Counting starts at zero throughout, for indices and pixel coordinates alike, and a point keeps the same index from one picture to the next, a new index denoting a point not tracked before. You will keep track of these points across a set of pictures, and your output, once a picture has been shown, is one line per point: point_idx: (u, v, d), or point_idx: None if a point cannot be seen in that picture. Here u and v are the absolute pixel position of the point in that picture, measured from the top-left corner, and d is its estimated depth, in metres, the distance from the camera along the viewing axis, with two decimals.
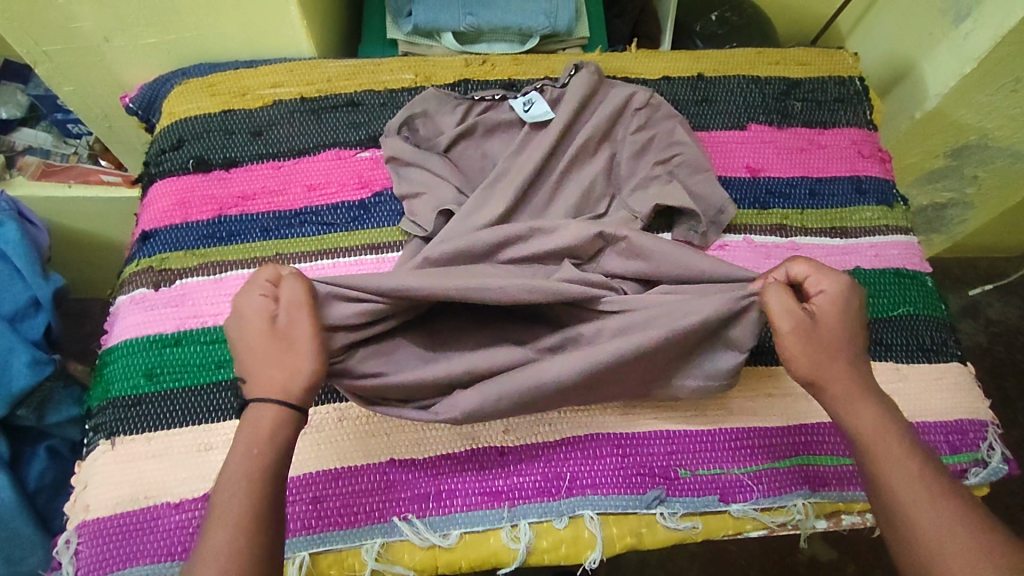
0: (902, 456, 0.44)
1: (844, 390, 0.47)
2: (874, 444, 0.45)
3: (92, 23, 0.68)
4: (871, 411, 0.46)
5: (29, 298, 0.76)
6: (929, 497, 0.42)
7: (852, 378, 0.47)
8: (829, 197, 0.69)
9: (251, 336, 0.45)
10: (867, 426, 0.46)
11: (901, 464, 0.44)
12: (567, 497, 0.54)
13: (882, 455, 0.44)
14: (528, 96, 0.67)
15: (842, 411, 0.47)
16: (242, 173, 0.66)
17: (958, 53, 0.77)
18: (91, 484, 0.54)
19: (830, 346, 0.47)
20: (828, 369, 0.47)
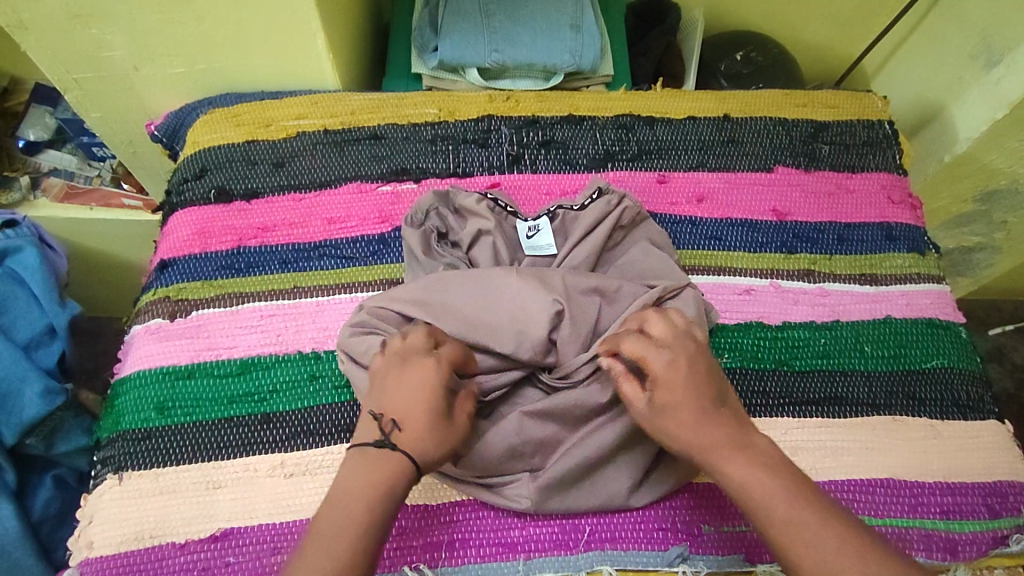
0: (777, 505, 0.43)
1: (701, 446, 0.45)
2: (750, 496, 0.44)
3: (122, 53, 0.69)
4: (743, 459, 0.45)
5: (46, 325, 0.76)
6: (808, 542, 0.41)
7: (693, 424, 0.46)
8: (858, 243, 0.68)
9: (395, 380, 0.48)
10: (740, 482, 0.44)
11: (774, 513, 0.43)
12: (586, 551, 0.52)
13: (760, 505, 0.43)
14: (536, 221, 0.63)
15: (710, 468, 0.45)
16: (263, 204, 0.66)
17: (989, 98, 0.76)
18: (95, 520, 0.52)
19: (680, 412, 0.46)
20: (676, 429, 0.46)
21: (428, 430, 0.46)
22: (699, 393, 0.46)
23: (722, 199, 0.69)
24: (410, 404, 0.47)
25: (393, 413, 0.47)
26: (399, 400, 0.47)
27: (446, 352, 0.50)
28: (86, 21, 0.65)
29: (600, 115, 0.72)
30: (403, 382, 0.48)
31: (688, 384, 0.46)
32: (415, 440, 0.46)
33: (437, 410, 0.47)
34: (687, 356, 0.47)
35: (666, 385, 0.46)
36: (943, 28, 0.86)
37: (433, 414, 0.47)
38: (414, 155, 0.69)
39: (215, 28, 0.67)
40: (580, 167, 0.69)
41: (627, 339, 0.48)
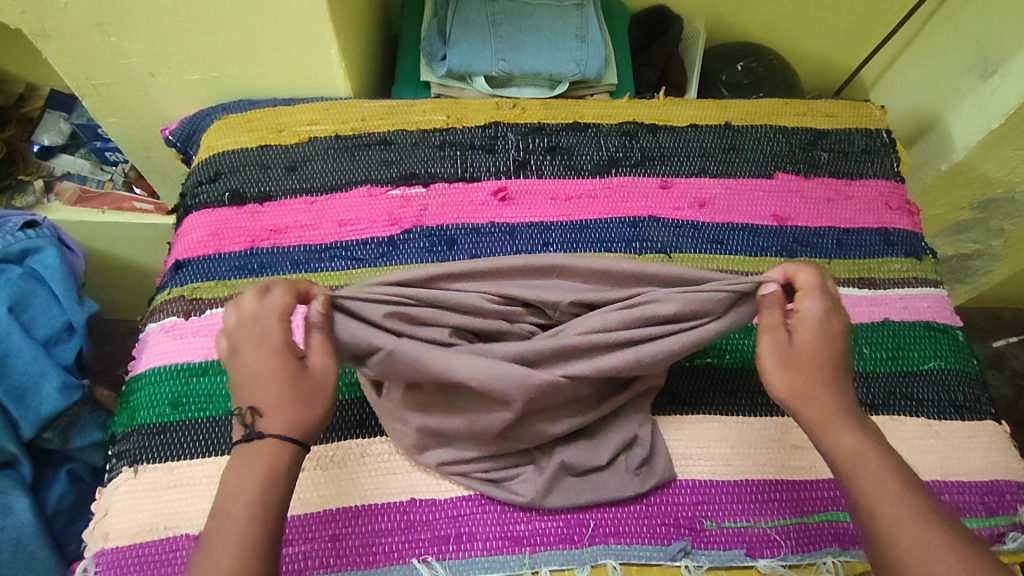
0: (886, 482, 0.44)
1: (822, 411, 0.47)
2: (857, 468, 0.45)
3: (139, 60, 0.71)
4: (853, 433, 0.46)
5: (65, 322, 0.77)
6: (911, 523, 0.42)
7: (821, 377, 0.47)
8: (857, 247, 0.69)
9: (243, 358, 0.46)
10: (848, 453, 0.46)
11: (880, 490, 0.44)
12: (590, 545, 0.53)
13: (861, 476, 0.45)
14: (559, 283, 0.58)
15: (819, 436, 0.47)
16: (275, 207, 0.68)
17: (985, 109, 0.77)
18: (111, 511, 0.54)
19: (812, 365, 0.48)
20: (808, 386, 0.47)
21: (285, 407, 0.44)
22: (833, 352, 0.48)
23: (723, 204, 0.70)
24: (259, 382, 0.45)
25: (249, 396, 0.45)
26: (247, 380, 0.45)
27: (273, 304, 0.47)
28: (107, 29, 0.67)
29: (604, 123, 0.74)
30: (244, 360, 0.46)
31: (831, 341, 0.48)
32: (278, 414, 0.44)
33: (282, 374, 0.45)
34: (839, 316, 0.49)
35: (811, 329, 0.48)
36: (940, 41, 0.88)
37: (282, 376, 0.45)
38: (423, 160, 0.71)
39: (231, 36, 0.69)
40: (584, 173, 0.71)
41: (805, 271, 0.49)
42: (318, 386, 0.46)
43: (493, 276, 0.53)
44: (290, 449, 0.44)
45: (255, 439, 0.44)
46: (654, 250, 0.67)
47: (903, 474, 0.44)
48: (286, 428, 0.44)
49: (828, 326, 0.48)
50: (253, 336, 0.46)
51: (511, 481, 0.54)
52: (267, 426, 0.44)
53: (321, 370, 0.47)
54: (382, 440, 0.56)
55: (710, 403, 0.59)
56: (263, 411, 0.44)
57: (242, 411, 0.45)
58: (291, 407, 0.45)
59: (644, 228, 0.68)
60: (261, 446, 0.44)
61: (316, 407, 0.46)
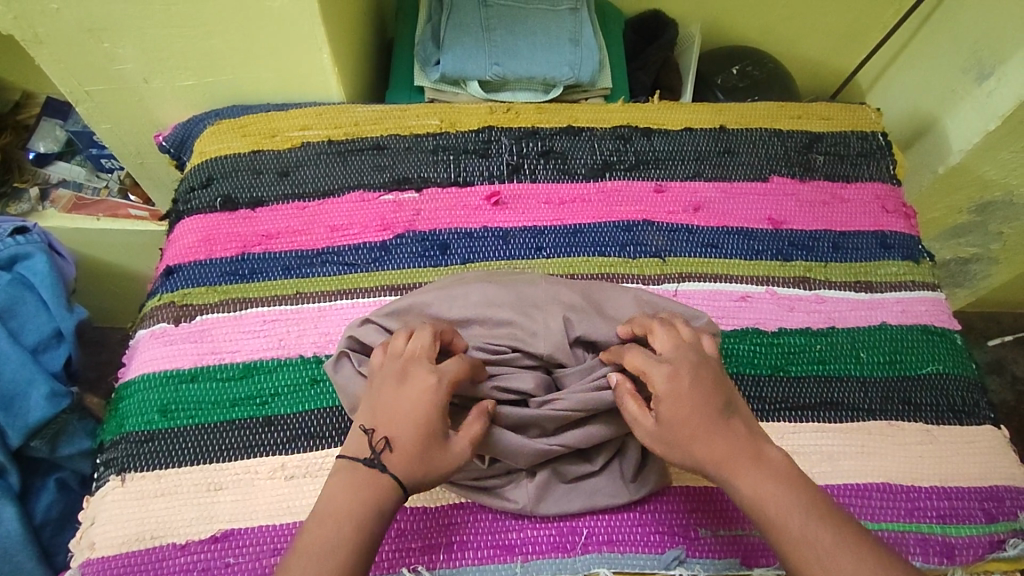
0: (792, 520, 0.43)
1: (717, 460, 0.46)
2: (762, 510, 0.44)
3: (132, 66, 0.71)
4: (754, 474, 0.45)
5: (54, 329, 0.77)
6: (830, 555, 0.42)
7: (695, 433, 0.46)
8: (853, 251, 0.69)
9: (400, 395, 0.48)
10: (752, 494, 0.45)
11: (788, 528, 0.43)
12: (584, 553, 0.52)
13: (768, 518, 0.44)
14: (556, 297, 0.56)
15: (722, 483, 0.46)
16: (267, 212, 0.67)
17: (982, 110, 0.77)
18: (97, 521, 0.53)
19: (687, 427, 0.47)
20: (688, 445, 0.46)
21: (415, 457, 0.46)
22: (702, 405, 0.47)
23: (718, 208, 0.70)
24: (404, 423, 0.47)
25: (390, 430, 0.47)
26: (396, 416, 0.47)
27: (450, 366, 0.49)
28: (100, 35, 0.66)
29: (599, 126, 0.74)
30: (400, 395, 0.48)
31: (692, 396, 0.47)
32: (405, 458, 0.46)
33: (427, 428, 0.47)
34: (690, 366, 0.48)
35: (670, 401, 0.47)
36: (936, 43, 0.88)
37: (425, 430, 0.47)
38: (416, 165, 0.70)
39: (224, 41, 0.68)
40: (578, 177, 0.70)
41: (631, 354, 0.50)
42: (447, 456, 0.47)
43: (489, 305, 0.55)
44: (395, 496, 0.46)
45: (376, 469, 0.46)
46: (648, 254, 0.67)
47: (816, 509, 0.44)
48: (403, 474, 0.46)
49: (678, 386, 0.47)
50: (422, 383, 0.48)
51: (503, 489, 0.53)
52: (392, 461, 0.46)
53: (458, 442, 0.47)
54: None
55: None
56: (395, 446, 0.46)
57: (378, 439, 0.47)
58: (419, 463, 0.46)
59: (639, 231, 0.68)
60: (371, 477, 0.46)
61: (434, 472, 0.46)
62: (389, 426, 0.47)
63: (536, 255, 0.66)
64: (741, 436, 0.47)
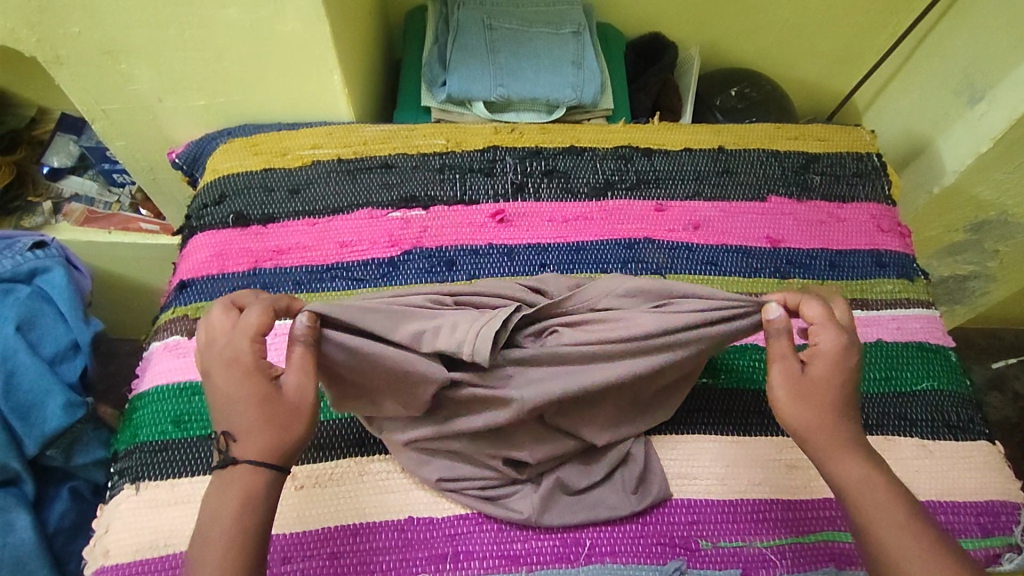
0: (892, 510, 0.45)
1: (837, 435, 0.47)
2: (864, 499, 0.45)
3: (148, 86, 0.73)
4: (860, 464, 0.46)
5: (71, 341, 0.79)
6: (915, 552, 0.43)
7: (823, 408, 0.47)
8: (849, 269, 0.71)
9: (217, 379, 0.45)
10: (855, 482, 0.46)
11: (889, 520, 0.44)
12: (586, 564, 0.53)
13: (868, 505, 0.45)
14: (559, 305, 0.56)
15: (834, 457, 0.47)
16: (278, 228, 0.69)
17: (974, 132, 0.79)
18: (111, 529, 0.54)
19: (817, 402, 0.47)
20: (819, 409, 0.47)
21: (260, 432, 0.44)
22: (848, 385, 0.48)
23: (717, 226, 0.72)
24: (234, 406, 0.44)
25: (223, 419, 0.44)
26: (220, 404, 0.45)
27: (246, 322, 0.46)
28: (117, 56, 0.69)
29: (600, 146, 0.76)
30: (216, 383, 0.45)
31: (847, 373, 0.48)
32: (252, 440, 0.43)
33: (256, 397, 0.44)
34: (852, 348, 0.48)
35: (826, 362, 0.48)
36: (929, 67, 0.90)
37: (255, 403, 0.44)
38: (423, 183, 0.72)
39: (238, 63, 0.71)
40: (581, 195, 0.72)
41: (812, 303, 0.50)
42: (290, 403, 0.45)
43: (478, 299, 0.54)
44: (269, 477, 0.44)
45: (230, 466, 0.44)
46: (649, 271, 0.69)
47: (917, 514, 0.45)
48: (260, 453, 0.44)
49: (842, 357, 0.48)
50: (223, 358, 0.45)
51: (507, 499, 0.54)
52: (239, 448, 0.43)
53: (296, 389, 0.45)
54: (382, 458, 0.56)
55: (706, 421, 0.60)
56: (237, 436, 0.44)
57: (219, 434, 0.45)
58: (266, 430, 0.44)
59: (641, 249, 0.70)
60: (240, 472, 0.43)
61: (290, 429, 0.44)
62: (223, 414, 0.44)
63: (539, 271, 0.68)
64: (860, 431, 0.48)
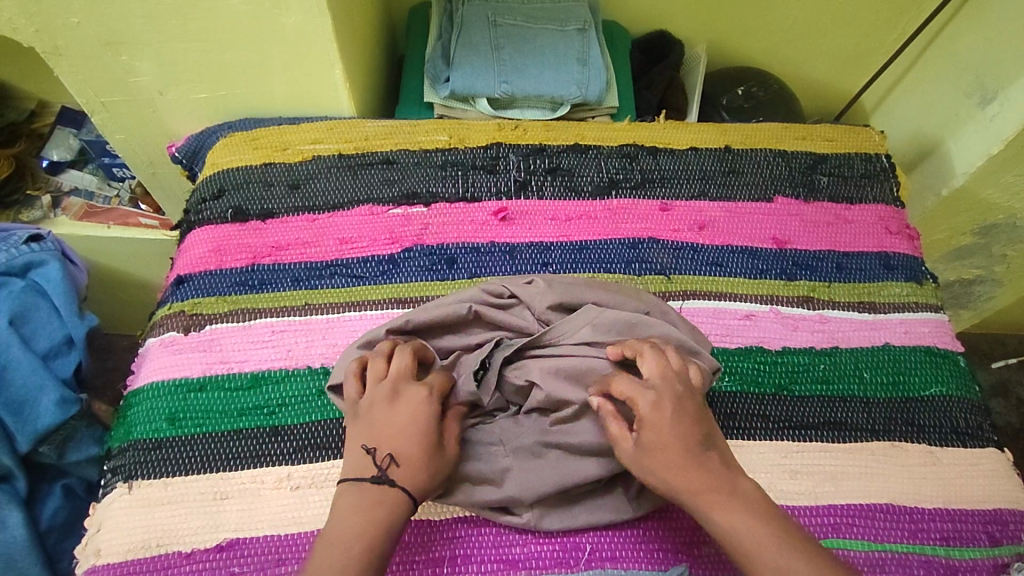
0: (766, 552, 0.44)
1: (693, 490, 0.46)
2: (737, 540, 0.45)
3: (149, 78, 0.73)
4: (728, 505, 0.46)
5: (65, 336, 0.78)
6: None
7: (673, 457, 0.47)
8: (857, 271, 0.69)
9: (398, 415, 0.50)
10: (725, 523, 0.45)
11: (762, 559, 0.44)
12: (587, 569, 0.52)
13: (750, 552, 0.44)
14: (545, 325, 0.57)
15: (697, 511, 0.46)
16: (277, 224, 0.68)
17: (985, 134, 0.78)
18: (103, 528, 0.53)
19: (660, 453, 0.47)
20: (660, 472, 0.47)
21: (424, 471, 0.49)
22: (686, 434, 0.47)
23: (723, 227, 0.71)
24: (405, 443, 0.49)
25: (389, 450, 0.49)
26: (392, 436, 0.49)
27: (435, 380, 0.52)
28: (117, 48, 0.68)
29: (605, 144, 0.75)
30: (399, 412, 0.50)
31: (675, 426, 0.47)
32: (415, 472, 0.48)
33: (428, 439, 0.50)
34: (673, 398, 0.48)
35: (652, 426, 0.47)
36: (939, 67, 0.89)
37: (424, 442, 0.49)
38: (425, 179, 0.71)
39: (238, 56, 0.70)
40: (585, 194, 0.71)
41: (624, 373, 0.49)
42: (447, 460, 0.51)
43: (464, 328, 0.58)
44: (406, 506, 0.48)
45: (384, 485, 0.48)
46: (654, 271, 0.68)
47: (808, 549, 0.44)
48: (414, 487, 0.48)
49: (661, 413, 0.48)
50: (417, 400, 0.51)
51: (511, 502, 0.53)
52: (400, 476, 0.48)
53: (454, 451, 0.51)
54: None
55: None
56: (404, 462, 0.49)
57: (383, 454, 0.49)
58: (427, 472, 0.49)
59: (645, 249, 0.69)
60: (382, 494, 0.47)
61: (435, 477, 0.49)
62: (393, 446, 0.49)
63: (542, 270, 0.67)
64: (727, 469, 0.48)
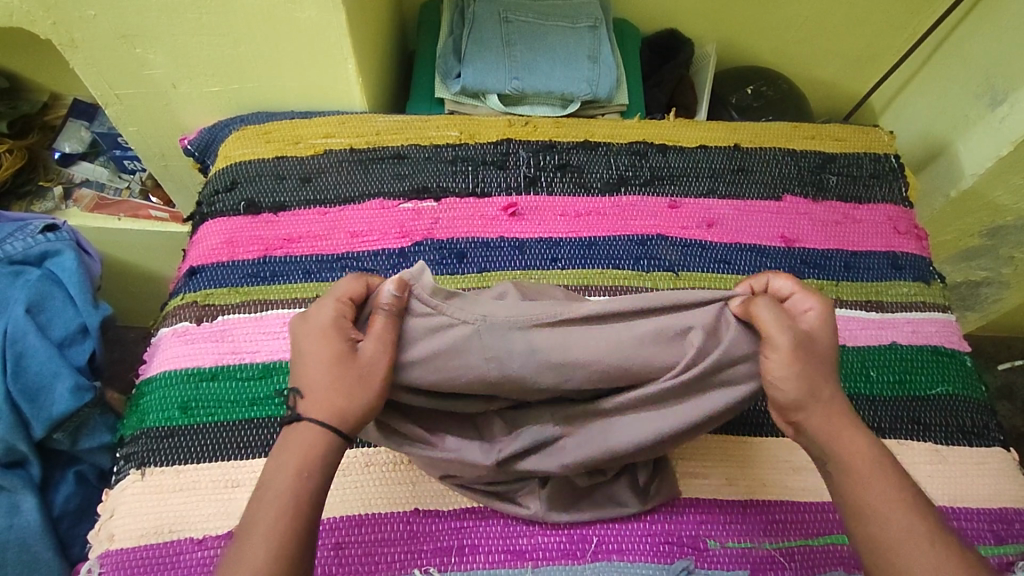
0: (888, 485, 0.44)
1: (828, 411, 0.47)
2: (862, 471, 0.45)
3: (163, 71, 0.73)
4: (856, 434, 0.46)
5: (80, 324, 0.78)
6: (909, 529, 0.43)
7: (818, 384, 0.47)
8: (864, 270, 0.70)
9: (306, 342, 0.47)
10: (850, 450, 0.46)
11: (889, 495, 0.44)
12: (593, 561, 0.53)
13: (864, 483, 0.45)
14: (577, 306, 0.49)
15: (825, 433, 0.47)
16: (290, 217, 0.69)
17: (994, 135, 0.78)
18: (117, 513, 0.54)
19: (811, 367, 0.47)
20: (809, 383, 0.46)
21: (331, 396, 0.45)
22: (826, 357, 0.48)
23: (731, 225, 0.71)
24: (313, 368, 0.46)
25: (303, 382, 0.46)
26: (304, 366, 0.46)
27: (338, 288, 0.49)
28: (132, 41, 0.69)
29: (614, 141, 0.75)
30: (304, 347, 0.47)
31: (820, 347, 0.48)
32: (320, 401, 0.45)
33: (332, 356, 0.45)
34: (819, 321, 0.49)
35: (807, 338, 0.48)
36: (949, 68, 0.89)
37: (330, 360, 0.45)
38: (435, 174, 0.72)
39: (253, 50, 0.71)
40: (594, 190, 0.72)
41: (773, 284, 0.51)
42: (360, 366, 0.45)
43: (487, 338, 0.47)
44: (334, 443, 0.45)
45: (296, 422, 0.45)
46: (661, 268, 0.68)
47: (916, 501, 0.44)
48: (323, 413, 0.45)
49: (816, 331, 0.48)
50: (318, 323, 0.47)
51: (519, 495, 0.54)
52: (308, 410, 0.45)
53: (370, 355, 0.45)
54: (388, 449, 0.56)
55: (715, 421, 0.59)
56: (306, 392, 0.46)
57: (290, 390, 0.47)
58: (336, 393, 0.45)
59: (653, 245, 0.69)
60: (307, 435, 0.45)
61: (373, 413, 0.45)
62: (305, 379, 0.46)
63: (550, 266, 0.67)
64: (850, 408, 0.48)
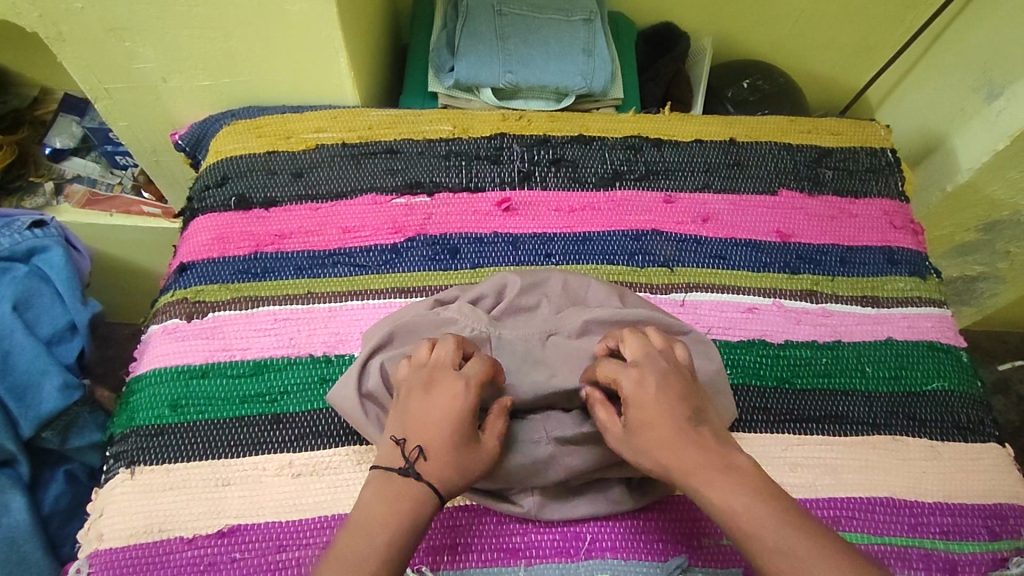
0: (767, 531, 0.42)
1: (685, 468, 0.45)
2: (733, 520, 0.43)
3: (152, 65, 0.72)
4: (727, 483, 0.44)
5: (68, 321, 0.78)
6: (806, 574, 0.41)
7: (664, 440, 0.46)
8: (860, 265, 0.69)
9: (434, 400, 0.48)
10: (723, 502, 0.44)
11: (765, 541, 0.42)
12: (587, 559, 0.52)
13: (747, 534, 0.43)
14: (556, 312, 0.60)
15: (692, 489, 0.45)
16: (281, 213, 0.68)
17: (991, 129, 0.77)
18: (106, 513, 0.53)
19: (653, 430, 0.47)
20: (653, 451, 0.46)
21: (449, 463, 0.47)
22: (676, 407, 0.47)
23: (726, 220, 0.70)
24: (434, 428, 0.47)
25: (420, 439, 0.47)
26: (423, 423, 0.48)
27: (475, 371, 0.50)
28: (121, 34, 0.68)
29: (610, 136, 0.75)
30: (428, 403, 0.48)
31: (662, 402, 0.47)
32: (439, 467, 0.46)
33: (461, 433, 0.47)
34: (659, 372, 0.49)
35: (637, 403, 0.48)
36: (946, 61, 0.88)
37: (455, 434, 0.47)
38: (428, 169, 0.71)
39: (244, 44, 0.70)
40: (588, 185, 0.71)
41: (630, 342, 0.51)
42: (477, 452, 0.48)
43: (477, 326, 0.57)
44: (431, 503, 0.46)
45: (408, 476, 0.46)
46: (656, 263, 0.67)
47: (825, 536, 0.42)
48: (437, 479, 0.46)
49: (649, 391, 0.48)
50: (452, 385, 0.49)
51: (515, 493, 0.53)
52: (426, 470, 0.46)
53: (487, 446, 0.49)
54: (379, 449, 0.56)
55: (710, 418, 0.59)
56: (429, 454, 0.46)
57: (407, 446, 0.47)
58: (455, 466, 0.47)
59: (648, 241, 0.68)
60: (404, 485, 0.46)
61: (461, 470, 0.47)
62: (422, 435, 0.47)
63: (544, 262, 0.67)
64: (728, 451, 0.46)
